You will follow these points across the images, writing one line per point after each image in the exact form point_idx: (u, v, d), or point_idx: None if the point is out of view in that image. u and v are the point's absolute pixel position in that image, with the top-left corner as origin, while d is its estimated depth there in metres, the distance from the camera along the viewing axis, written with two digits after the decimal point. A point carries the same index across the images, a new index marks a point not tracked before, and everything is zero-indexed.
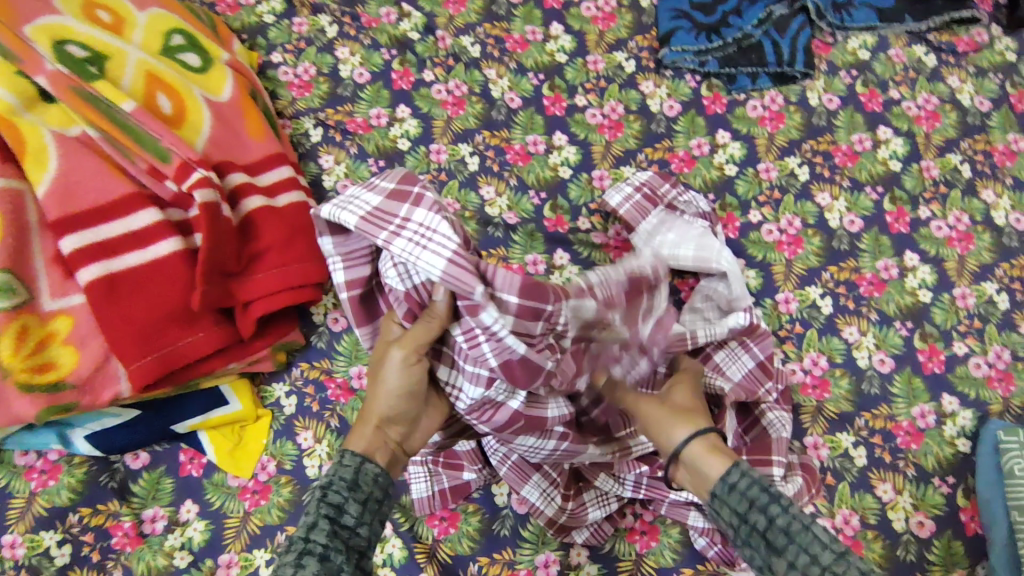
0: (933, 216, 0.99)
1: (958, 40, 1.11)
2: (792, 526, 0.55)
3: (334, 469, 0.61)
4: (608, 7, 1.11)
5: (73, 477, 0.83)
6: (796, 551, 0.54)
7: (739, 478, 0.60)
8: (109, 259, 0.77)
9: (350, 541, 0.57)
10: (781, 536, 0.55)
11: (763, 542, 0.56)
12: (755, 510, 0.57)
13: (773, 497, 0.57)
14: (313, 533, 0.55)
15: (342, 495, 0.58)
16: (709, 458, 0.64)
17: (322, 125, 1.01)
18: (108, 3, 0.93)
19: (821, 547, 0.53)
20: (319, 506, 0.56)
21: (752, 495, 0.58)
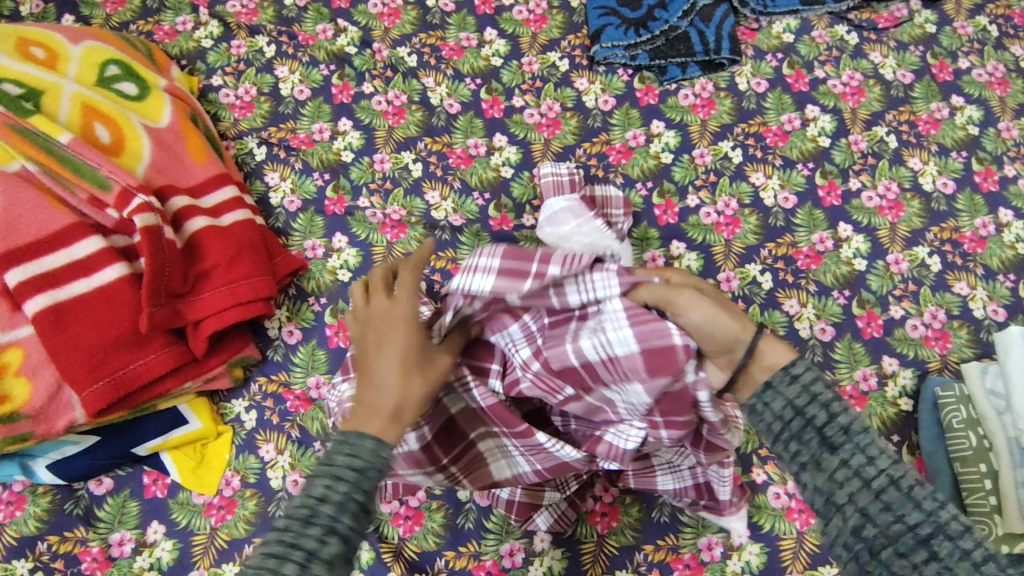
0: (863, 187, 1.02)
1: (878, 17, 1.14)
2: (854, 424, 0.52)
3: (368, 454, 0.52)
4: (539, 9, 1.14)
5: (39, 506, 0.84)
6: (852, 449, 0.51)
7: (804, 369, 0.56)
8: (54, 290, 0.80)
9: (367, 525, 0.51)
10: (840, 433, 0.52)
11: (815, 440, 0.53)
12: (816, 404, 0.54)
13: (834, 396, 0.54)
14: (342, 514, 0.49)
15: (375, 481, 0.52)
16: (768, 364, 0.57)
17: (266, 144, 1.04)
18: (41, 38, 0.94)
19: (878, 449, 0.51)
20: (354, 489, 0.50)
21: (815, 389, 0.55)
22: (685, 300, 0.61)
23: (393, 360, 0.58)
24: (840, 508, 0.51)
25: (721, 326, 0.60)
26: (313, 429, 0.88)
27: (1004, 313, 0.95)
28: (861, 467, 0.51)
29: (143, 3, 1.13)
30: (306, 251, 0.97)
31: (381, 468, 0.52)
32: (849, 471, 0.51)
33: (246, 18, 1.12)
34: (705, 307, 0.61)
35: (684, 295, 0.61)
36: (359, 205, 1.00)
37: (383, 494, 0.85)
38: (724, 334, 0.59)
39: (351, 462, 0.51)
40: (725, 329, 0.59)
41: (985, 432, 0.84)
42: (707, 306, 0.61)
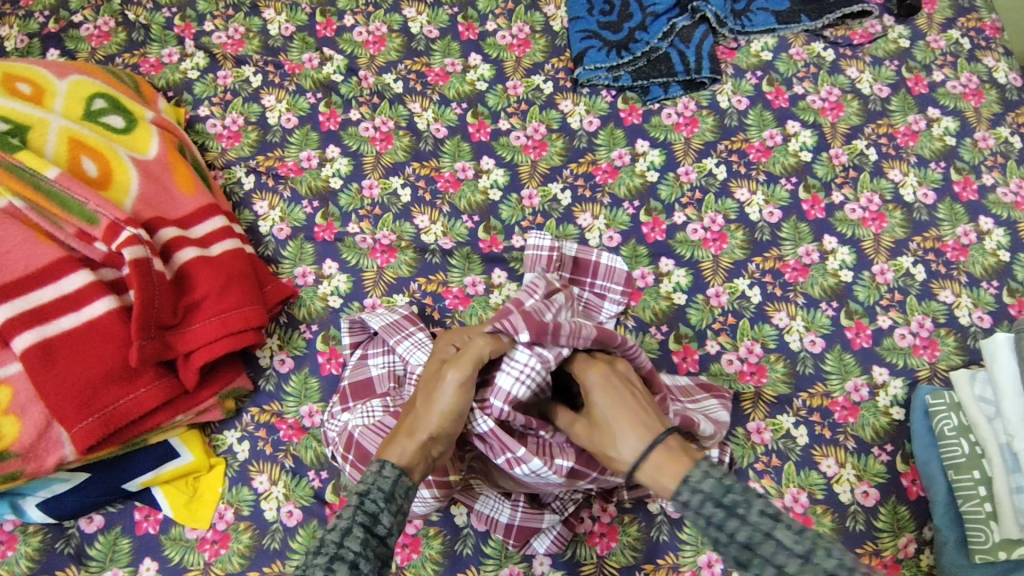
0: (846, 200, 1.04)
1: (853, 33, 1.17)
2: (753, 538, 0.54)
3: (372, 478, 0.60)
4: (522, 34, 1.16)
5: (29, 545, 0.82)
6: (762, 564, 0.53)
7: (691, 494, 0.58)
8: (42, 325, 0.80)
9: (380, 549, 0.56)
10: (744, 552, 0.54)
11: (729, 555, 0.55)
12: (713, 527, 0.56)
13: (728, 511, 0.56)
14: (347, 539, 0.54)
15: (379, 504, 0.58)
16: (668, 474, 0.61)
17: (254, 172, 1.04)
18: (27, 74, 0.94)
19: (785, 556, 0.53)
20: (356, 514, 0.56)
21: (707, 512, 0.57)
22: (594, 379, 0.71)
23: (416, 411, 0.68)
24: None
25: (630, 411, 0.67)
26: (307, 458, 0.87)
27: (990, 319, 0.96)
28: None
29: (129, 37, 1.14)
30: (297, 278, 0.97)
31: (383, 489, 0.59)
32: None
33: (231, 49, 1.13)
34: (609, 387, 0.69)
35: (591, 374, 0.71)
36: (349, 231, 1.00)
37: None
38: (624, 422, 0.66)
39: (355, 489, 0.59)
40: (638, 419, 0.66)
41: (976, 439, 0.85)
42: (613, 394, 0.69)
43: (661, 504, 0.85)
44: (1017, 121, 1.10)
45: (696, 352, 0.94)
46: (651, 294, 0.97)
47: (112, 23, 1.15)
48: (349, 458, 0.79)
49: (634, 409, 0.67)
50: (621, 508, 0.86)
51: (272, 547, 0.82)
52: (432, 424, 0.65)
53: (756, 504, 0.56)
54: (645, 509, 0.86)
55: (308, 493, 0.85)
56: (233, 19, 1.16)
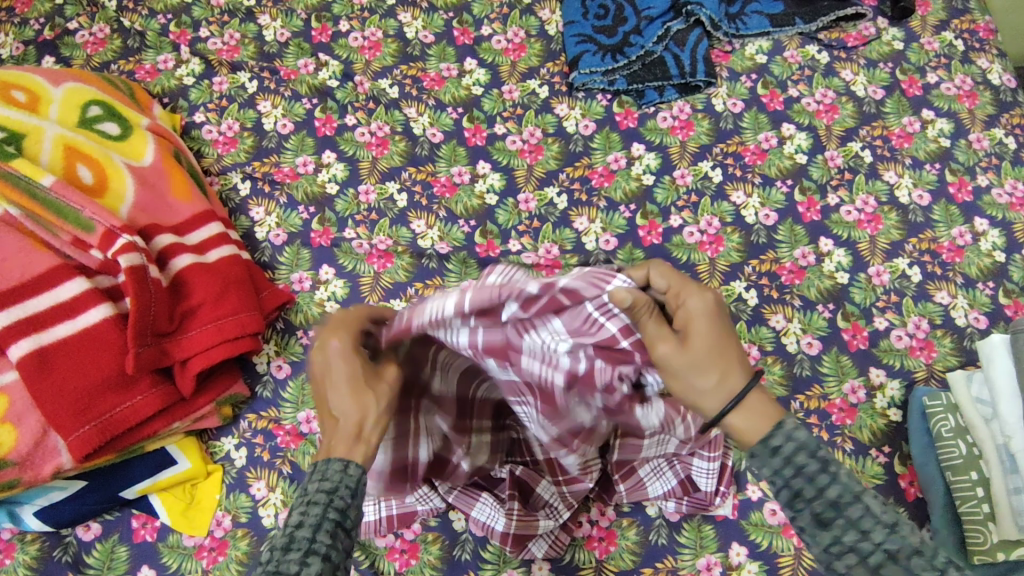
0: (842, 202, 1.04)
1: (847, 36, 1.17)
2: (842, 497, 0.52)
3: (336, 475, 0.54)
4: (517, 38, 1.16)
5: (27, 554, 0.82)
6: (844, 525, 0.52)
7: (785, 441, 0.55)
8: (39, 334, 0.79)
9: (346, 543, 0.52)
10: (829, 509, 0.52)
11: (808, 512, 0.53)
12: (802, 478, 0.53)
13: (822, 464, 0.54)
14: (320, 534, 0.50)
15: (348, 500, 0.53)
16: (759, 418, 0.57)
17: (250, 178, 1.04)
18: (23, 82, 0.94)
19: (871, 522, 0.52)
20: (326, 510, 0.52)
21: (799, 461, 0.54)
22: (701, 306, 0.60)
23: (339, 394, 0.60)
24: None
25: (725, 347, 0.59)
26: (305, 464, 0.87)
27: (986, 320, 0.96)
28: (855, 544, 0.52)
29: (124, 43, 1.14)
30: (293, 284, 0.97)
31: (351, 486, 0.54)
32: (842, 548, 0.52)
33: (227, 55, 1.13)
34: (718, 313, 0.60)
35: (696, 298, 0.60)
36: (346, 237, 1.00)
37: (377, 528, 0.83)
38: (718, 359, 0.58)
39: (322, 485, 0.53)
40: (730, 356, 0.59)
41: (974, 439, 0.85)
42: (716, 321, 0.60)
43: (659, 507, 0.85)
44: (1011, 122, 1.10)
45: None
46: None
47: (107, 30, 1.15)
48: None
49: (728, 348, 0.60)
50: (619, 512, 0.86)
51: None
52: (366, 408, 0.59)
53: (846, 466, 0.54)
54: (643, 512, 0.85)
55: None
56: (228, 25, 1.16)
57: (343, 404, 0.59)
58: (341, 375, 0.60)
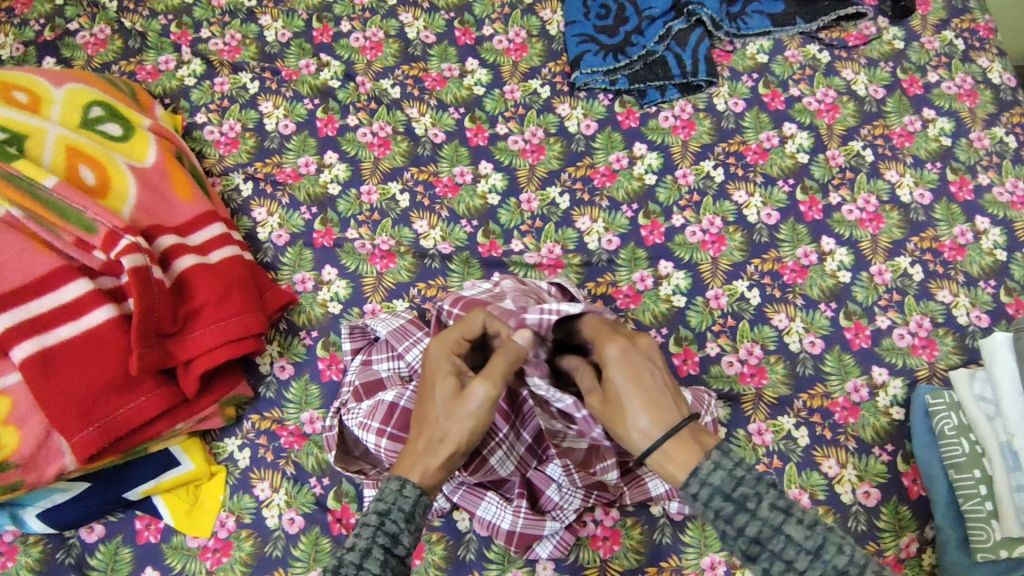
0: (843, 201, 1.04)
1: (848, 35, 1.18)
2: (762, 533, 0.56)
3: (392, 497, 0.62)
4: (518, 38, 1.16)
5: (29, 556, 0.82)
6: (770, 558, 0.56)
7: (700, 487, 0.59)
8: (42, 335, 0.79)
9: (397, 568, 0.60)
10: (752, 544, 0.56)
11: (737, 548, 0.57)
12: (722, 520, 0.58)
13: (738, 505, 0.57)
14: (367, 561, 0.58)
15: (399, 524, 0.61)
16: (678, 462, 0.61)
17: (252, 179, 1.04)
18: (24, 83, 0.94)
19: (794, 552, 0.55)
20: (376, 534, 0.59)
21: (716, 504, 0.58)
22: (613, 355, 0.67)
23: (433, 413, 0.66)
24: None
25: (650, 391, 0.64)
26: (308, 465, 0.87)
27: (987, 318, 0.96)
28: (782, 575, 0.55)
29: (125, 44, 1.14)
30: (296, 285, 0.97)
31: (404, 508, 0.61)
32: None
33: (228, 55, 1.13)
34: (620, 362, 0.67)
35: (609, 347, 0.68)
36: (348, 237, 1.00)
37: None
38: (637, 400, 0.64)
39: (376, 507, 0.62)
40: (652, 400, 0.64)
41: (976, 438, 0.85)
42: (617, 369, 0.67)
43: (663, 507, 0.85)
44: (1011, 121, 1.10)
45: (697, 354, 0.94)
46: (651, 297, 0.97)
47: (107, 30, 1.15)
48: (386, 431, 0.77)
49: (656, 391, 0.65)
50: (623, 511, 0.86)
51: (275, 555, 0.82)
52: (450, 426, 0.65)
53: (767, 496, 0.57)
54: (648, 512, 0.85)
55: (310, 500, 0.85)
56: (230, 26, 1.16)
57: (426, 421, 0.67)
58: (440, 397, 0.67)
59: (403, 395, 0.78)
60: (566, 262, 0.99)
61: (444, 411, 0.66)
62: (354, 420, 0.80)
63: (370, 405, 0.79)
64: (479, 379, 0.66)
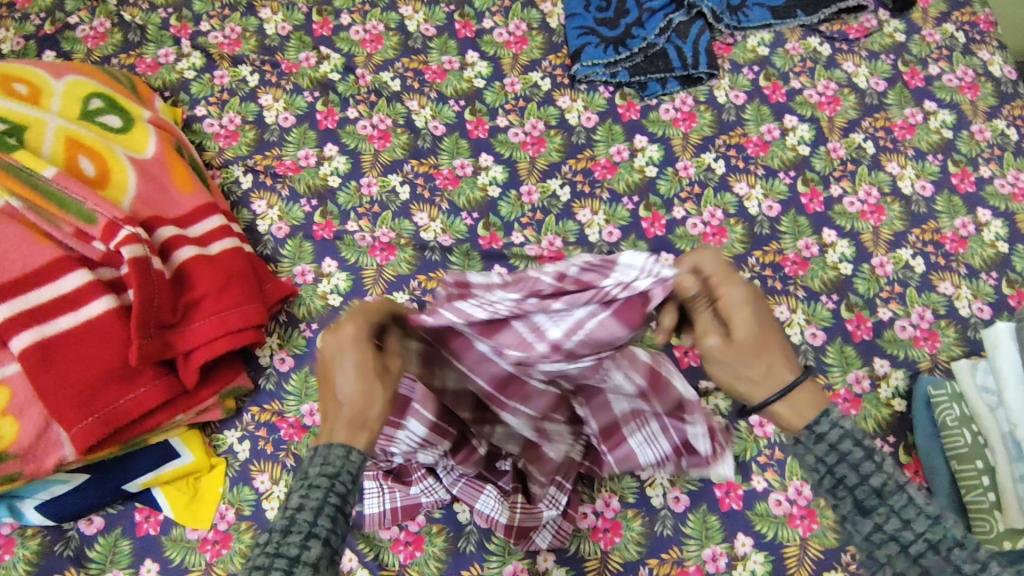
0: (844, 193, 1.04)
1: (849, 28, 1.17)
2: (885, 486, 0.51)
3: (336, 461, 0.54)
4: (519, 31, 1.16)
5: (28, 548, 0.81)
6: (888, 513, 0.51)
7: (830, 429, 0.54)
8: (41, 326, 0.79)
9: (345, 526, 0.52)
10: (872, 497, 0.52)
11: (850, 500, 0.53)
12: (846, 466, 0.52)
13: (867, 453, 0.52)
14: (318, 518, 0.50)
15: (348, 485, 0.53)
16: (808, 405, 0.56)
17: (252, 171, 1.04)
18: (24, 74, 0.94)
19: (914, 511, 0.51)
20: (328, 494, 0.51)
21: (844, 449, 0.52)
22: (738, 291, 0.58)
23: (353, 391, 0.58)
24: (879, 566, 0.52)
25: (768, 337, 0.57)
26: (308, 457, 0.86)
27: (989, 310, 0.96)
28: (897, 532, 0.51)
29: (125, 37, 1.14)
30: (296, 277, 0.97)
31: (352, 473, 0.54)
32: (884, 536, 0.51)
33: (228, 48, 1.13)
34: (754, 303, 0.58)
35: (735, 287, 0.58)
36: (348, 229, 1.00)
37: (382, 520, 0.83)
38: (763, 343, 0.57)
39: (323, 469, 0.53)
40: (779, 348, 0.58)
41: (979, 429, 0.85)
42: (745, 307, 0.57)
43: (664, 498, 0.85)
44: (1013, 113, 1.10)
45: None
46: None
47: (107, 24, 1.15)
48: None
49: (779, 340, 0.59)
50: (624, 503, 0.85)
51: None
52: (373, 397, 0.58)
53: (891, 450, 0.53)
54: (648, 504, 0.85)
55: None
56: (230, 19, 1.16)
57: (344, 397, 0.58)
58: (357, 373, 0.59)
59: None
60: (567, 254, 0.99)
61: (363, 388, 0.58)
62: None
63: None
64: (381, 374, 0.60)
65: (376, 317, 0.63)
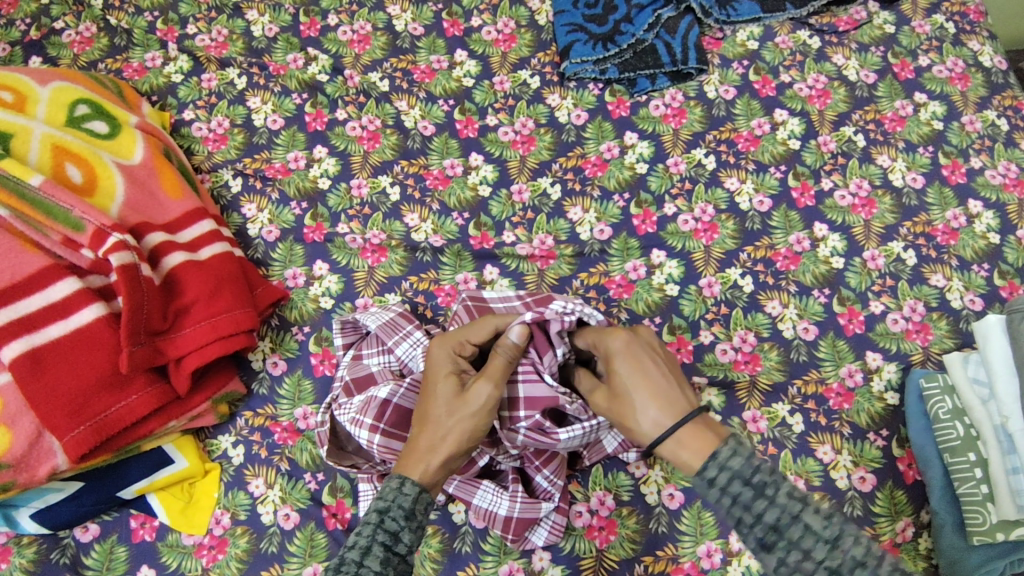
0: (835, 186, 1.04)
1: (838, 20, 1.17)
2: (780, 520, 0.57)
3: (393, 494, 0.63)
4: (507, 29, 1.16)
5: (24, 557, 0.81)
6: (786, 545, 0.56)
7: (719, 471, 0.60)
8: (31, 335, 0.79)
9: (399, 565, 0.60)
10: (770, 533, 0.57)
11: (752, 536, 0.58)
12: (739, 506, 0.58)
13: (756, 491, 0.58)
14: (367, 558, 0.59)
15: (400, 523, 0.62)
16: (690, 450, 0.63)
17: (241, 175, 1.03)
18: (9, 82, 0.93)
19: (812, 541, 0.55)
20: (376, 532, 0.60)
21: (734, 490, 0.59)
22: (617, 347, 0.71)
23: (436, 413, 0.69)
24: None
25: (655, 384, 0.67)
26: (302, 461, 0.86)
27: (981, 302, 0.96)
28: (799, 564, 0.55)
29: (111, 41, 1.13)
30: (288, 280, 0.96)
31: (404, 506, 0.63)
32: (790, 568, 0.56)
33: (215, 51, 1.12)
34: (633, 357, 0.70)
35: (613, 339, 0.71)
36: (339, 232, 0.99)
37: None
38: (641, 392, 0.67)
39: (376, 506, 0.63)
40: (662, 391, 0.67)
41: (971, 421, 0.85)
42: (629, 359, 0.70)
43: (659, 496, 0.85)
44: (1003, 104, 1.10)
45: (690, 343, 0.93)
46: (644, 286, 0.97)
47: (93, 28, 1.14)
48: (379, 427, 0.77)
49: (665, 386, 0.67)
50: (619, 501, 0.85)
51: (270, 551, 0.82)
52: (441, 427, 0.67)
53: (783, 486, 0.58)
54: (643, 501, 0.85)
55: (305, 495, 0.85)
56: (216, 21, 1.15)
57: (428, 420, 0.68)
58: (442, 398, 0.69)
59: (398, 391, 0.78)
60: (559, 252, 0.99)
61: (445, 412, 0.68)
62: (347, 416, 0.79)
63: (361, 400, 0.80)
64: (480, 380, 0.69)
65: (465, 340, 0.75)
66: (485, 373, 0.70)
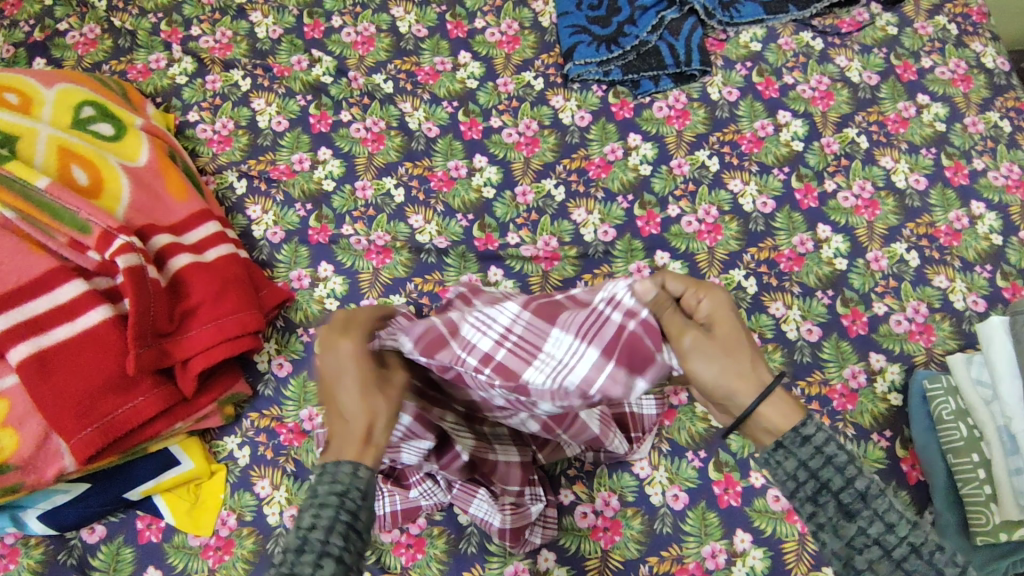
0: (838, 187, 1.04)
1: (841, 22, 1.17)
2: (871, 489, 0.50)
3: (347, 478, 0.53)
4: (511, 30, 1.16)
5: (31, 558, 0.82)
6: (871, 516, 0.50)
7: (816, 430, 0.54)
8: (38, 337, 0.79)
9: (359, 545, 0.51)
10: (856, 500, 0.50)
11: (833, 503, 0.51)
12: (830, 466, 0.52)
13: (852, 456, 0.52)
14: (331, 537, 0.49)
15: (358, 502, 0.52)
16: (785, 411, 0.56)
17: (246, 176, 1.03)
18: (14, 84, 0.93)
19: (899, 517, 0.49)
20: (338, 513, 0.50)
21: (829, 450, 0.52)
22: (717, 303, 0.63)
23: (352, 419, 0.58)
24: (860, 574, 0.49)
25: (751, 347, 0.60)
26: (308, 462, 0.87)
27: (984, 303, 0.96)
28: (881, 536, 0.49)
29: (115, 43, 1.13)
30: (293, 282, 0.97)
31: (362, 488, 0.53)
32: (870, 541, 0.49)
33: (219, 53, 1.13)
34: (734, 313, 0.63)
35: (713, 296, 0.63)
36: (344, 233, 1.00)
37: (383, 524, 0.83)
38: (734, 350, 0.59)
39: (332, 488, 0.52)
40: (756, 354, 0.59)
41: (974, 422, 0.85)
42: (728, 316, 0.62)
43: (663, 496, 0.86)
44: (1006, 105, 1.10)
45: None
46: None
47: (97, 30, 1.14)
48: None
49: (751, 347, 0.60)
50: (623, 502, 0.86)
51: (277, 552, 0.82)
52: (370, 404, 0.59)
53: None
54: (648, 502, 0.86)
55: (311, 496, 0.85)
56: (220, 23, 1.15)
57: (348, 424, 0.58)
58: (353, 400, 0.59)
59: None
60: (563, 253, 0.99)
61: (356, 416, 0.58)
62: None
63: None
64: (321, 355, 0.62)
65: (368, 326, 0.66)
66: (330, 343, 0.62)
